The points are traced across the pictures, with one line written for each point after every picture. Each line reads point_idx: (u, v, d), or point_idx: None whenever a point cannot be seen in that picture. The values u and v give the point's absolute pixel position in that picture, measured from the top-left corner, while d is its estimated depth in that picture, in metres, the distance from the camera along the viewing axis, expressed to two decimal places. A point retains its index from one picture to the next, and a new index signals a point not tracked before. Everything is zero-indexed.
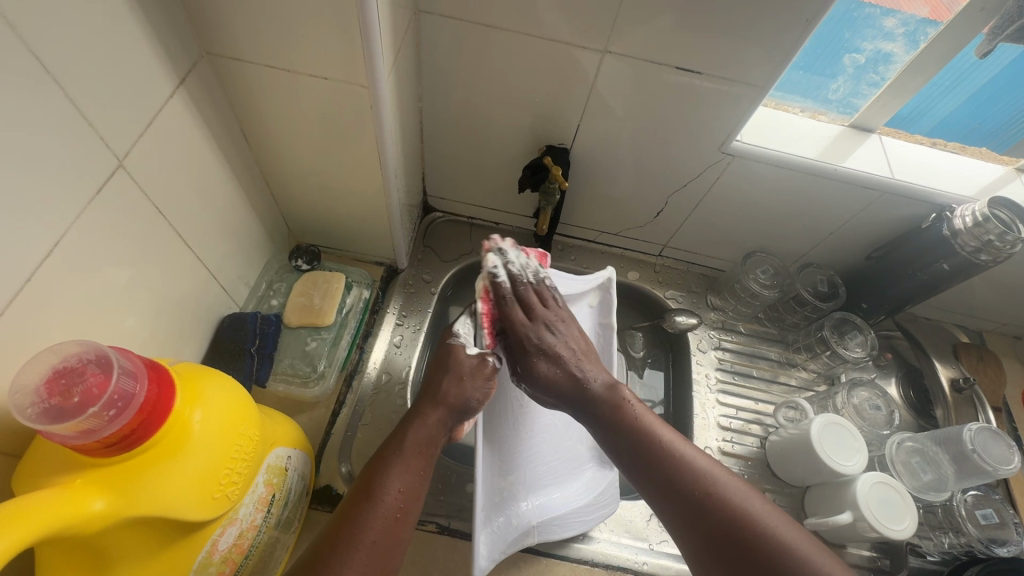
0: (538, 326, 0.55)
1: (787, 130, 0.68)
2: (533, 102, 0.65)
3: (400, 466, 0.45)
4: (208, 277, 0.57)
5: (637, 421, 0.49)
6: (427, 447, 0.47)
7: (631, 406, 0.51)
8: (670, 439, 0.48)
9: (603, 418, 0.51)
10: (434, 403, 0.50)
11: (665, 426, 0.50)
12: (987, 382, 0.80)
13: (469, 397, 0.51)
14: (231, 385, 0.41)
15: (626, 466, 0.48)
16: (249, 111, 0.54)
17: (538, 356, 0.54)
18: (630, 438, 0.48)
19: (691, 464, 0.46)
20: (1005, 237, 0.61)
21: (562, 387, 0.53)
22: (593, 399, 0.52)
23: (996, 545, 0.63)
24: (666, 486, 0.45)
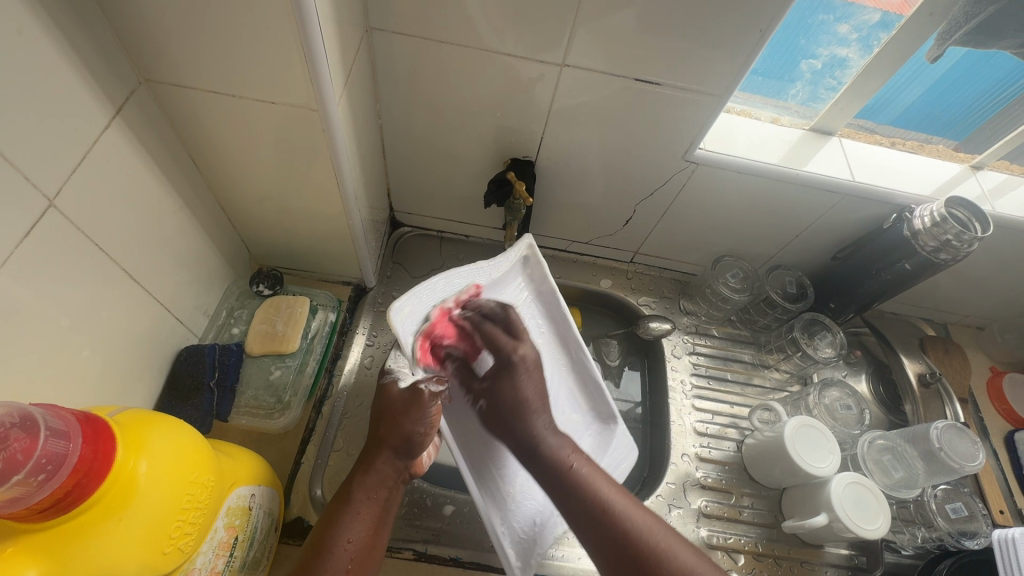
0: (521, 345, 0.55)
1: (748, 136, 0.69)
2: (494, 115, 0.64)
3: (350, 516, 0.46)
4: (161, 310, 0.55)
5: (585, 482, 0.46)
6: (378, 492, 0.48)
7: (580, 465, 0.47)
8: (617, 501, 0.44)
9: (552, 483, 0.47)
10: (380, 447, 0.49)
11: (613, 483, 0.47)
12: (952, 374, 0.82)
13: (407, 431, 0.48)
14: (181, 430, 0.38)
15: (577, 533, 0.45)
16: (196, 137, 0.52)
17: (525, 374, 0.53)
18: (577, 502, 0.45)
19: (641, 523, 0.43)
20: (962, 237, 0.62)
21: (519, 422, 0.51)
22: (544, 456, 0.49)
23: (966, 538, 0.63)
24: (614, 550, 0.42)
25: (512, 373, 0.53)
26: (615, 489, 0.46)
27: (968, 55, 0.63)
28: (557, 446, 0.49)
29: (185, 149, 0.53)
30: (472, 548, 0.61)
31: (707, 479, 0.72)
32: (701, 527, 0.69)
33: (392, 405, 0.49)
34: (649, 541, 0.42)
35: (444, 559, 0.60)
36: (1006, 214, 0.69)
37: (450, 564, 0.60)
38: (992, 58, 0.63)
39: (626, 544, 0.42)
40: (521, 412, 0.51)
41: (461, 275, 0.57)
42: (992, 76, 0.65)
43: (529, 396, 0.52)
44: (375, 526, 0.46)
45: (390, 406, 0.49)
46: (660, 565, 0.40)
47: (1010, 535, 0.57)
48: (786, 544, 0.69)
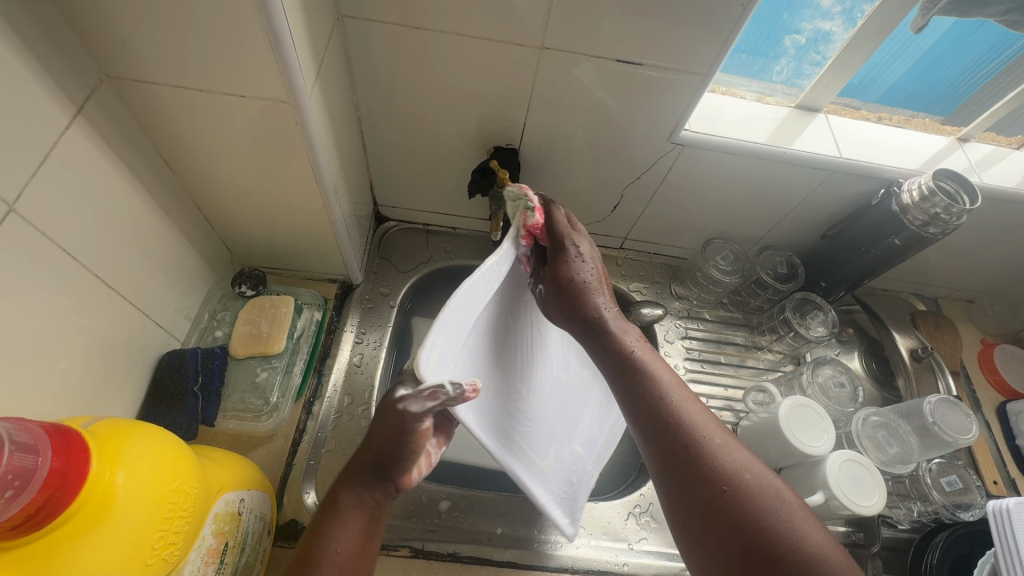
0: (580, 240, 0.48)
1: (734, 116, 0.67)
2: (475, 103, 0.62)
3: (337, 526, 0.41)
4: (139, 315, 0.54)
5: (645, 368, 0.42)
6: (367, 500, 0.43)
7: (640, 347, 0.44)
8: (670, 387, 0.41)
9: (605, 360, 0.44)
10: (367, 451, 0.44)
11: (669, 367, 0.43)
12: (944, 347, 0.82)
13: (403, 447, 0.42)
14: (160, 437, 0.37)
15: (629, 418, 0.42)
16: (165, 135, 0.50)
17: (576, 261, 0.47)
18: (630, 379, 0.42)
19: (695, 418, 0.39)
20: (951, 210, 0.61)
21: (571, 317, 0.47)
22: (602, 334, 0.45)
23: (962, 510, 0.64)
24: (668, 442, 0.39)
25: (569, 264, 0.47)
26: (670, 373, 0.43)
27: (951, 28, 0.62)
28: (618, 329, 0.45)
29: (155, 148, 0.51)
30: (469, 541, 0.61)
31: None
32: None
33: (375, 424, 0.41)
34: (699, 434, 0.39)
35: (443, 554, 0.60)
36: (993, 185, 0.69)
37: (448, 559, 0.59)
38: (975, 31, 0.63)
39: (675, 436, 0.39)
40: (580, 305, 0.46)
41: (484, 278, 0.41)
42: (978, 46, 0.65)
43: (590, 287, 0.46)
44: (365, 535, 0.42)
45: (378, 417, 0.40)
46: (706, 458, 0.38)
47: (1005, 506, 0.57)
48: None
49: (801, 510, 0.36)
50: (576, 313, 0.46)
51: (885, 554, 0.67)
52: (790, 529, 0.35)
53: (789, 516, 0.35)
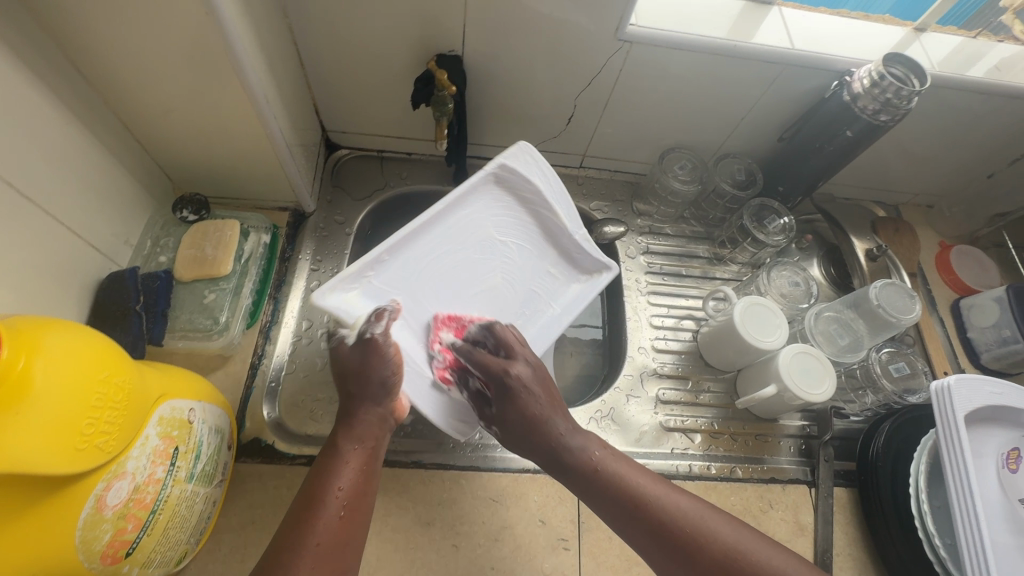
0: (515, 362, 0.51)
1: (686, 13, 0.65)
2: (411, 3, 0.59)
3: (339, 466, 0.44)
4: (72, 237, 0.52)
5: (610, 475, 0.46)
6: (365, 441, 0.47)
7: (606, 461, 0.47)
8: (646, 486, 0.46)
9: (582, 479, 0.47)
10: (363, 401, 0.48)
11: (640, 472, 0.47)
12: (901, 250, 0.84)
13: (371, 375, 0.48)
14: (84, 332, 0.37)
15: (615, 524, 0.46)
16: (71, 39, 0.47)
17: (519, 396, 0.49)
18: (610, 498, 0.46)
19: (676, 510, 0.44)
20: (901, 92, 0.60)
21: (531, 438, 0.49)
22: (564, 459, 0.48)
23: (909, 394, 0.68)
24: (661, 544, 0.43)
25: (517, 393, 0.49)
26: (645, 479, 0.46)
27: None
28: (581, 446, 0.48)
29: (63, 52, 0.48)
30: (432, 450, 0.62)
31: (664, 368, 0.74)
32: (658, 412, 0.70)
33: (353, 363, 0.48)
34: (688, 528, 0.43)
35: (406, 462, 0.60)
36: (967, 75, 0.68)
37: (411, 467, 0.60)
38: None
39: (667, 536, 0.43)
40: (539, 428, 0.49)
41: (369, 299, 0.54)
42: None
43: (542, 415, 0.49)
44: (363, 472, 0.45)
45: (348, 363, 0.48)
46: (707, 551, 0.42)
47: (946, 384, 0.58)
48: (741, 421, 0.71)
49: (802, 568, 0.42)
50: (531, 430, 0.49)
51: (837, 443, 0.69)
52: None
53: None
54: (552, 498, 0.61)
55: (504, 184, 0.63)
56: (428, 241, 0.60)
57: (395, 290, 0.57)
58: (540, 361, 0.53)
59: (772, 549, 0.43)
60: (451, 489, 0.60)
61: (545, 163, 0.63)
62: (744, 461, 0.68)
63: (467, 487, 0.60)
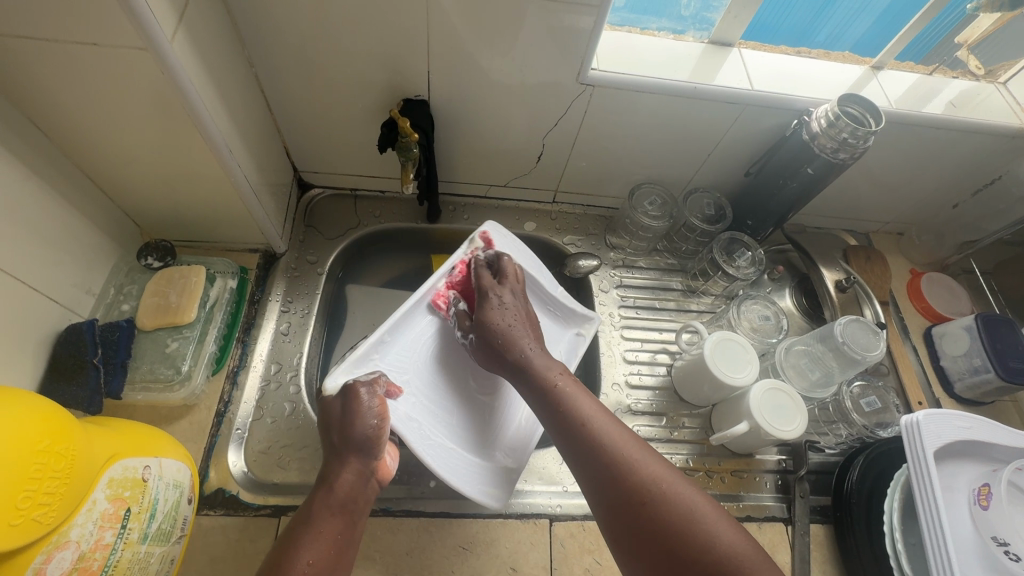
0: (503, 290, 0.59)
1: (648, 56, 0.66)
2: (374, 52, 0.60)
3: (311, 535, 0.44)
4: (29, 290, 0.51)
5: (567, 399, 0.49)
6: (343, 509, 0.47)
7: (566, 386, 0.50)
8: (594, 415, 0.47)
9: (540, 396, 0.51)
10: (344, 460, 0.49)
11: (597, 405, 0.49)
12: (873, 279, 0.84)
13: (351, 433, 0.49)
14: (24, 398, 0.36)
15: (560, 443, 0.48)
16: (28, 97, 0.47)
17: (495, 309, 0.57)
18: (562, 416, 0.48)
19: (616, 442, 0.45)
20: (857, 133, 0.61)
21: (500, 356, 0.54)
22: (529, 375, 0.52)
23: (880, 428, 0.69)
24: (593, 467, 0.45)
25: (494, 307, 0.57)
26: (596, 410, 0.48)
27: None
28: (546, 367, 0.52)
29: (21, 109, 0.48)
30: (402, 496, 0.61)
31: (639, 405, 0.73)
32: None
33: (333, 417, 0.50)
34: (620, 460, 0.44)
35: (374, 509, 0.59)
36: (919, 112, 0.69)
37: (379, 514, 0.59)
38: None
39: (601, 459, 0.44)
40: (506, 343, 0.54)
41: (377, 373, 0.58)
42: None
43: (511, 330, 0.55)
44: (337, 544, 0.45)
45: (330, 419, 0.50)
46: (631, 482, 0.43)
47: (915, 418, 0.58)
48: (716, 457, 0.70)
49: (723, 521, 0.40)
50: (495, 343, 0.55)
51: (813, 478, 0.69)
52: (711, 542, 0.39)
53: (709, 525, 0.40)
54: (524, 544, 0.60)
55: (484, 257, 0.68)
56: (429, 319, 0.63)
57: (399, 369, 0.59)
58: (530, 305, 0.60)
59: (702, 499, 0.42)
60: (420, 537, 0.59)
61: (514, 233, 0.68)
62: (721, 498, 0.67)
63: (436, 536, 0.59)
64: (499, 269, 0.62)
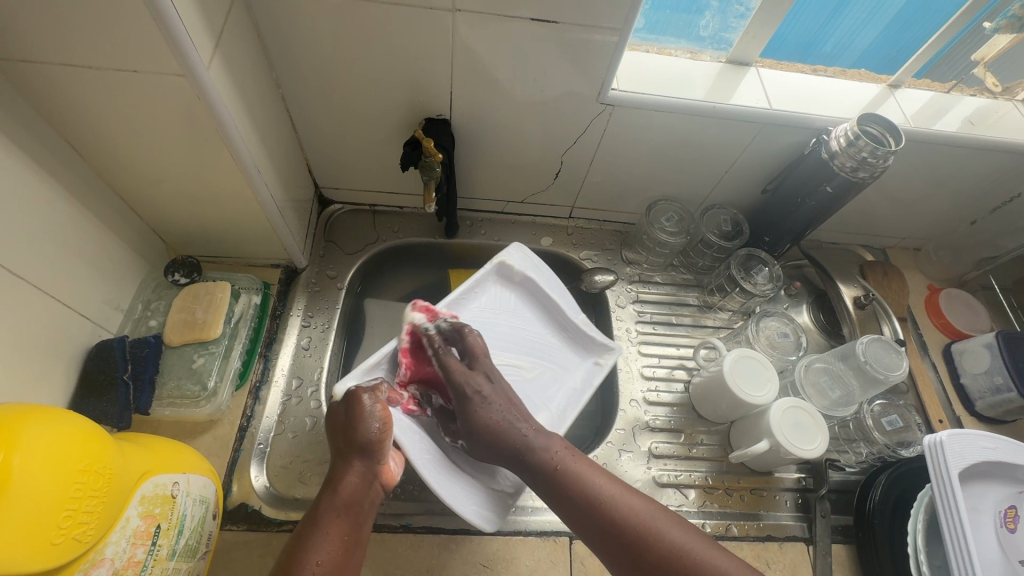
0: (476, 376, 0.54)
1: (666, 76, 0.67)
2: (399, 73, 0.61)
3: (319, 537, 0.44)
4: (62, 307, 0.52)
5: (572, 478, 0.49)
6: (349, 509, 0.46)
7: (568, 461, 0.50)
8: (605, 485, 0.48)
9: (543, 479, 0.50)
10: (348, 461, 0.48)
11: (602, 472, 0.50)
12: (891, 295, 0.84)
13: (356, 438, 0.48)
14: (66, 418, 0.37)
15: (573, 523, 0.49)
16: (67, 121, 0.48)
17: (482, 406, 0.52)
18: (568, 495, 0.48)
19: (627, 508, 0.47)
20: (876, 153, 0.61)
21: (499, 447, 0.51)
22: (529, 462, 0.51)
23: (902, 448, 0.67)
24: (612, 537, 0.46)
25: (477, 404, 0.52)
26: (604, 478, 0.49)
27: None
28: (545, 447, 0.51)
29: (59, 132, 0.50)
30: (422, 512, 0.61)
31: (657, 421, 0.73)
32: (651, 467, 0.70)
33: (341, 419, 0.50)
34: (636, 524, 0.46)
35: (394, 526, 0.60)
36: (933, 129, 0.69)
37: (400, 530, 0.60)
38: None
39: (619, 530, 0.46)
40: (501, 442, 0.51)
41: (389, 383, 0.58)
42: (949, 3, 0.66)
43: (503, 424, 0.52)
44: (346, 543, 0.45)
45: (338, 420, 0.50)
46: (650, 548, 0.44)
47: (938, 438, 0.58)
48: (735, 475, 0.70)
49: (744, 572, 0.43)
50: (505, 446, 0.51)
51: (834, 496, 0.69)
52: None
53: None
54: (544, 562, 0.59)
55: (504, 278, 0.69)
56: None
57: None
58: (511, 386, 0.56)
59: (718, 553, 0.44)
60: (440, 554, 0.59)
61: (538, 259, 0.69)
62: (740, 517, 0.67)
63: (456, 553, 0.59)
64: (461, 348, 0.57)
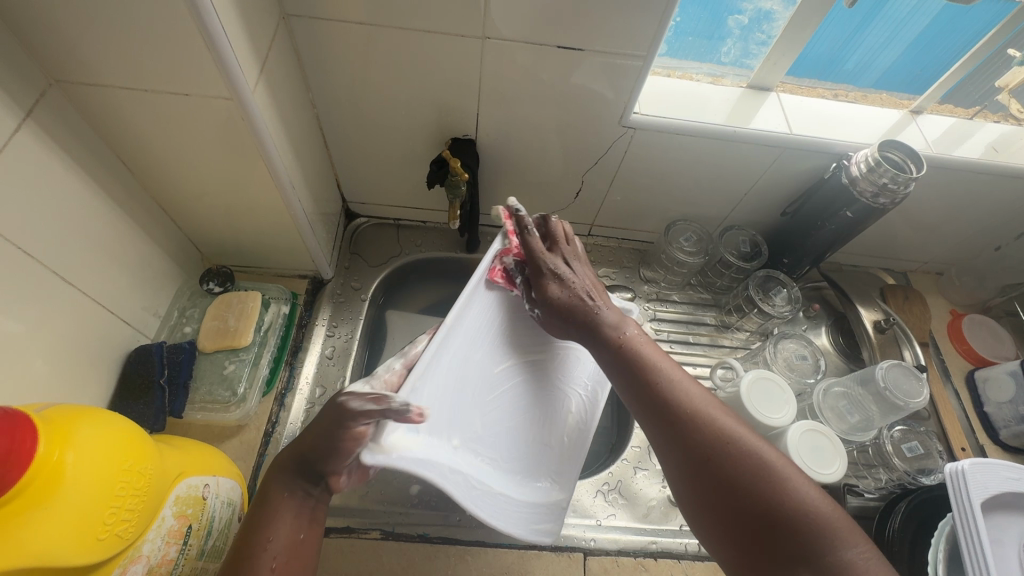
0: (557, 258, 0.53)
1: (688, 99, 0.69)
2: (429, 96, 0.64)
3: (271, 517, 0.41)
4: (105, 313, 0.55)
5: (637, 355, 0.48)
6: (298, 489, 0.43)
7: (633, 340, 0.49)
8: (663, 366, 0.47)
9: (605, 348, 0.49)
10: (292, 445, 0.44)
11: (665, 359, 0.48)
12: (912, 319, 0.83)
13: (312, 429, 0.43)
14: (111, 419, 0.39)
15: (627, 398, 0.47)
16: (120, 138, 0.52)
17: (560, 282, 0.51)
18: (630, 370, 0.47)
19: (683, 392, 0.45)
20: (897, 179, 0.62)
21: (574, 318, 0.51)
22: (600, 325, 0.50)
23: (924, 475, 0.67)
24: (661, 415, 0.44)
25: (557, 280, 0.52)
26: (666, 362, 0.48)
27: (943, 12, 0.64)
28: (615, 326, 0.50)
29: (112, 149, 0.53)
30: (438, 523, 0.62)
31: None
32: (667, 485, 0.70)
33: None
34: (688, 408, 0.44)
35: (411, 535, 0.61)
36: (954, 155, 0.70)
37: (416, 540, 0.61)
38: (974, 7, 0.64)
39: (669, 408, 0.44)
40: (577, 312, 0.51)
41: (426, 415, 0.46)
42: (971, 29, 0.66)
43: (580, 299, 0.51)
44: (301, 522, 0.42)
45: None
46: (697, 427, 0.43)
47: (960, 467, 0.57)
48: None
49: (795, 472, 0.40)
50: (577, 313, 0.51)
51: (852, 522, 0.68)
52: (784, 487, 0.39)
53: (784, 478, 0.39)
54: None
55: None
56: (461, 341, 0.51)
57: (436, 406, 0.47)
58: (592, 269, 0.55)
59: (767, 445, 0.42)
60: (455, 565, 0.60)
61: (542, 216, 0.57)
62: None
63: (470, 565, 0.60)
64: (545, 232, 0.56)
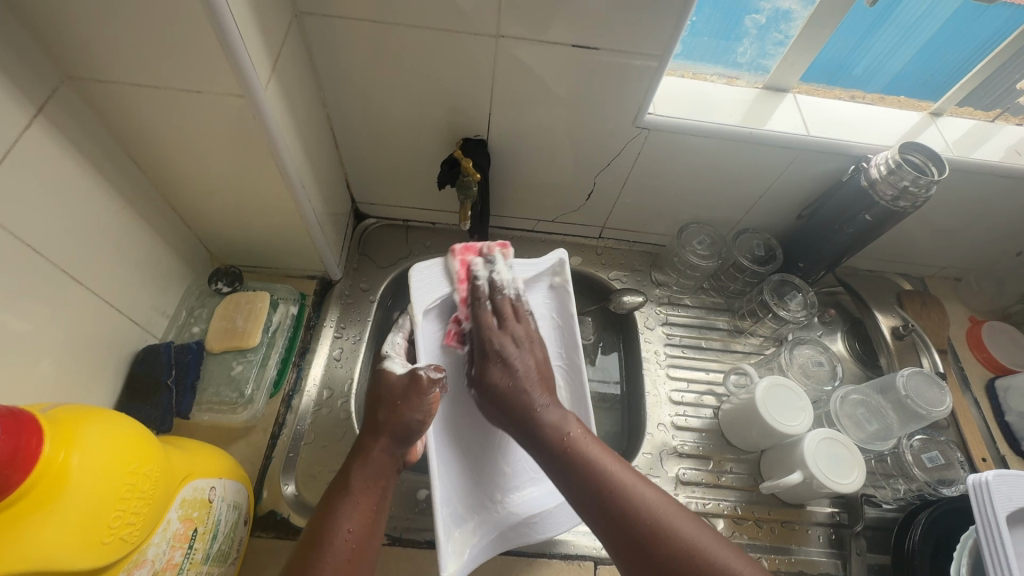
0: (505, 336, 0.54)
1: (703, 101, 0.68)
2: (440, 95, 0.63)
3: (349, 506, 0.44)
4: (114, 312, 0.55)
5: (587, 458, 0.45)
6: (377, 480, 0.46)
7: (580, 442, 0.47)
8: (617, 471, 0.44)
9: (549, 450, 0.47)
10: (377, 434, 0.49)
11: (616, 461, 0.46)
12: (930, 325, 0.82)
13: (406, 418, 0.48)
14: (119, 420, 0.39)
15: (579, 509, 0.44)
16: (131, 136, 0.51)
17: (498, 365, 0.53)
18: (581, 478, 0.44)
19: (643, 500, 0.42)
20: (919, 181, 0.60)
21: (507, 410, 0.51)
22: (540, 428, 0.49)
23: (944, 486, 0.65)
24: (620, 529, 0.41)
25: (498, 363, 0.53)
26: (616, 465, 0.45)
27: (959, 11, 0.63)
28: (556, 425, 0.49)
29: (122, 147, 0.52)
30: None
31: (685, 447, 0.72)
32: (679, 493, 0.68)
33: (394, 394, 0.50)
34: (648, 518, 0.41)
35: (418, 541, 0.60)
36: (974, 159, 0.68)
37: (424, 547, 0.60)
38: (986, 10, 0.63)
39: (629, 521, 0.41)
40: (516, 403, 0.51)
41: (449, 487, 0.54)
42: (983, 33, 0.65)
43: (521, 387, 0.51)
44: (374, 514, 0.45)
45: (388, 393, 0.50)
46: (661, 542, 0.40)
47: (983, 478, 0.54)
48: (766, 506, 0.68)
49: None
50: (513, 407, 0.51)
51: (870, 533, 0.66)
52: None
53: None
54: None
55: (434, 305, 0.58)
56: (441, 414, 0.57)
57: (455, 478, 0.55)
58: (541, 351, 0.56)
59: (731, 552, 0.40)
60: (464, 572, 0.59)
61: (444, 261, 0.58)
62: (770, 550, 0.65)
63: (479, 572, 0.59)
64: (495, 306, 0.57)
